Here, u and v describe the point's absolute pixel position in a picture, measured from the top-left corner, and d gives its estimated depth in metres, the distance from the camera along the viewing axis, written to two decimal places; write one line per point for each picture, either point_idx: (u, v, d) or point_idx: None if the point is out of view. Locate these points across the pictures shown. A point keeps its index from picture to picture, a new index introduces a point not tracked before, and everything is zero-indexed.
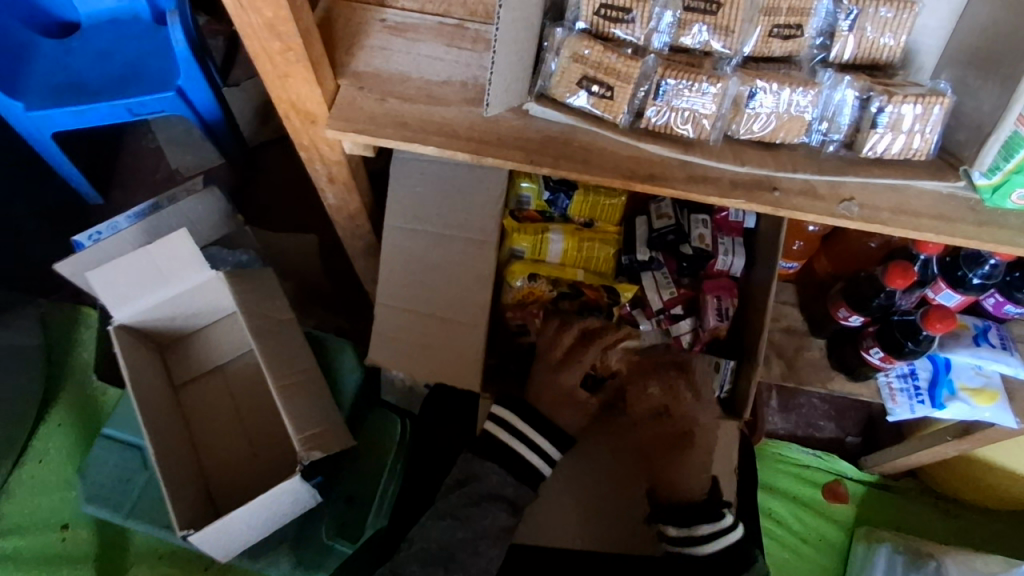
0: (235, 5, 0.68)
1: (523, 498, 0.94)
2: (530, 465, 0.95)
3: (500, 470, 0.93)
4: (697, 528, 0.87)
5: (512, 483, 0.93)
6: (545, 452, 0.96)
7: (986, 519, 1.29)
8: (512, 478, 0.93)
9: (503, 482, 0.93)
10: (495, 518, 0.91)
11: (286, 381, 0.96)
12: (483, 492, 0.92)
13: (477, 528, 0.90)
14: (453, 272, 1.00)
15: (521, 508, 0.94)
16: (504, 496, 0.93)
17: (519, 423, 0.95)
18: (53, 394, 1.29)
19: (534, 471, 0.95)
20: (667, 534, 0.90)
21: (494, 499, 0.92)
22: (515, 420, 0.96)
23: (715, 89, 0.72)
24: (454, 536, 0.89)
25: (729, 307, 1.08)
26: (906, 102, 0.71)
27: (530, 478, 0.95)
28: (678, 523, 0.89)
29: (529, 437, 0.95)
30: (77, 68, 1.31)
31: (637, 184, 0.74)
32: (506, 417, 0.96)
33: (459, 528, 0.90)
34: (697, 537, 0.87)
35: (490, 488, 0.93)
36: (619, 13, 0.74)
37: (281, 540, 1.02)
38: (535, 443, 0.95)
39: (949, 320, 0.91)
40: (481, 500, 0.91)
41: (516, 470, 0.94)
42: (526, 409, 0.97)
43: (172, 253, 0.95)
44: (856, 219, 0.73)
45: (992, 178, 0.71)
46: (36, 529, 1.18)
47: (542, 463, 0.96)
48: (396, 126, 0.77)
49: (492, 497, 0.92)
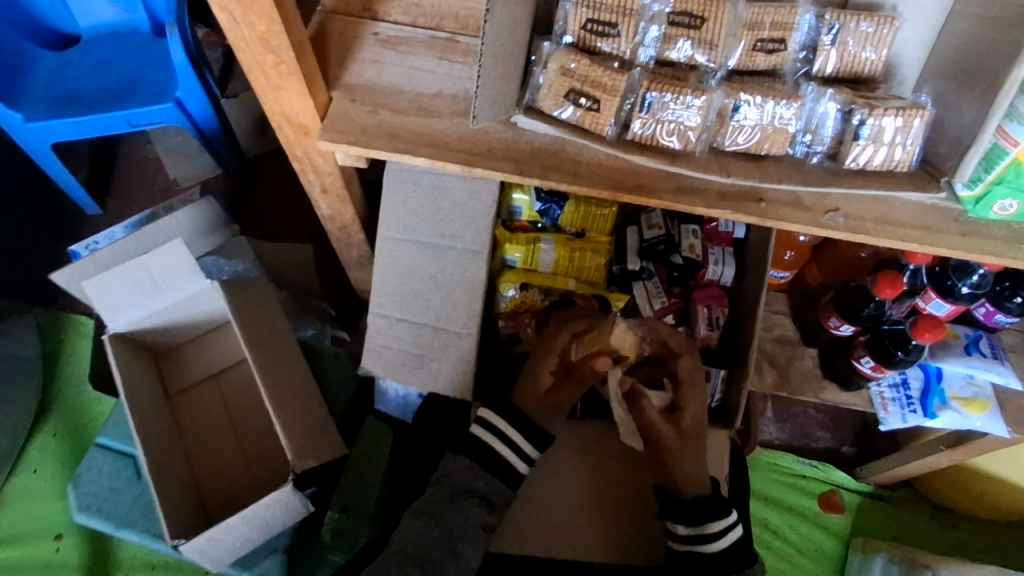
0: (228, 19, 0.69)
1: (498, 494, 0.94)
2: (504, 461, 0.95)
3: (470, 463, 0.94)
4: (709, 526, 0.90)
5: (484, 477, 0.93)
6: (520, 449, 0.95)
7: (980, 529, 1.29)
8: (481, 471, 0.93)
9: (474, 475, 0.93)
10: (469, 513, 0.91)
11: (280, 390, 0.96)
12: (456, 487, 0.92)
13: (450, 525, 0.90)
14: (445, 282, 1.00)
15: (498, 505, 0.93)
16: (477, 490, 0.92)
17: (497, 420, 0.96)
18: (48, 404, 1.30)
19: (509, 467, 0.95)
20: (677, 533, 0.92)
21: (468, 493, 0.92)
22: (493, 418, 0.96)
23: (700, 102, 0.73)
24: (428, 535, 0.90)
25: (720, 316, 1.08)
26: (887, 115, 0.72)
27: (504, 473, 0.95)
28: (689, 522, 0.91)
29: (504, 433, 0.95)
30: (77, 80, 1.33)
31: (626, 195, 0.75)
32: (487, 416, 0.96)
33: (434, 528, 0.90)
34: (709, 534, 0.90)
35: (462, 481, 0.93)
36: (605, 27, 0.76)
37: (271, 551, 1.05)
38: (509, 438, 0.95)
39: (938, 329, 0.92)
40: (457, 497, 0.92)
41: (488, 465, 0.94)
42: (518, 417, 0.96)
43: (165, 262, 0.96)
44: (841, 230, 0.73)
45: (974, 189, 0.72)
46: (30, 539, 1.18)
47: (518, 459, 0.96)
48: (387, 137, 0.78)
49: (467, 492, 0.92)
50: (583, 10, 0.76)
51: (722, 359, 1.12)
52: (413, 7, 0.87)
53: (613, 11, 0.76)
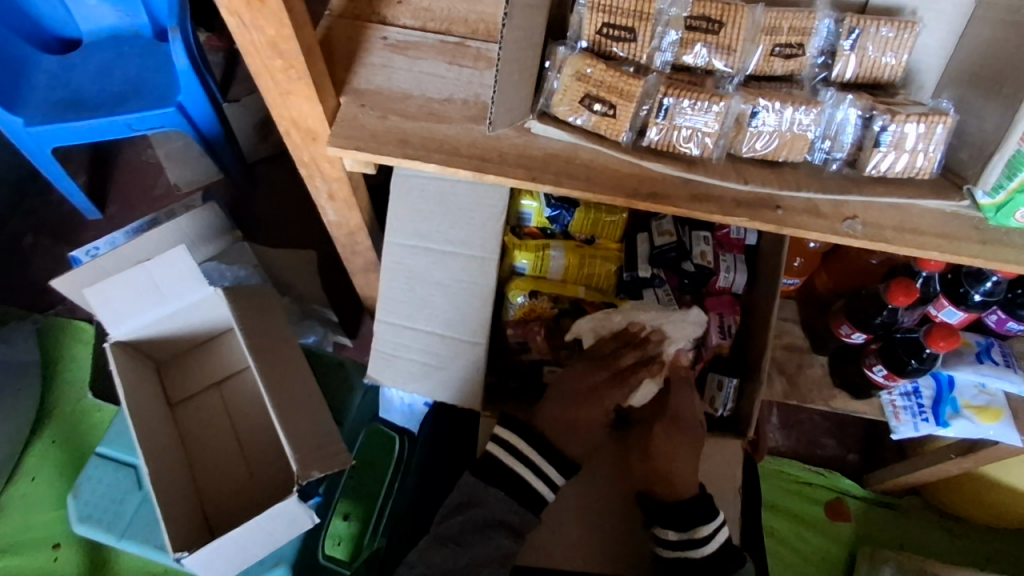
0: (237, 23, 0.67)
1: (526, 524, 0.91)
2: (533, 490, 0.92)
3: (504, 496, 0.91)
4: (698, 530, 0.88)
5: (517, 509, 0.91)
6: (549, 479, 0.93)
7: (989, 537, 1.28)
8: (515, 504, 0.91)
9: (508, 508, 0.91)
10: (500, 545, 0.88)
11: (284, 399, 0.94)
12: (487, 519, 0.90)
13: (478, 556, 0.87)
14: (453, 289, 0.99)
15: (523, 534, 0.91)
16: (507, 522, 0.90)
17: (529, 451, 0.93)
18: (47, 411, 1.28)
19: (536, 496, 0.93)
20: (667, 539, 0.89)
21: (498, 526, 0.90)
22: (524, 448, 0.93)
23: (717, 108, 0.72)
24: (455, 562, 0.87)
25: (731, 324, 1.08)
26: (909, 122, 0.71)
27: (533, 502, 0.92)
28: (678, 528, 0.89)
29: (536, 464, 0.93)
30: (78, 84, 1.31)
31: (640, 202, 0.73)
32: (511, 441, 0.94)
33: (461, 555, 0.87)
34: (699, 539, 0.88)
35: (495, 514, 0.90)
36: (621, 32, 0.75)
37: (276, 560, 1.00)
38: (541, 470, 0.93)
39: (952, 338, 0.90)
40: (485, 528, 0.89)
41: (519, 495, 0.92)
42: (542, 439, 0.95)
43: (170, 270, 0.94)
44: (860, 237, 0.72)
45: (995, 198, 0.71)
46: (25, 549, 1.15)
47: (545, 487, 0.93)
48: (397, 143, 0.76)
49: (497, 525, 0.89)
50: (598, 14, 0.75)
51: (732, 367, 1.10)
52: (422, 11, 0.86)
53: (629, 15, 0.74)
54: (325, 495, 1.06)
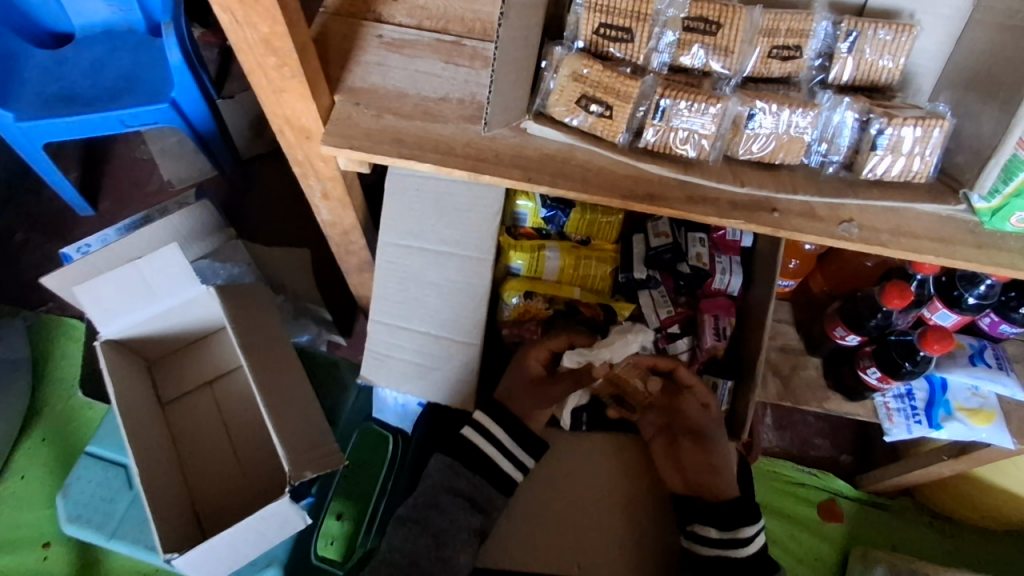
0: (230, 20, 0.67)
1: (482, 494, 0.91)
2: (487, 458, 0.93)
3: (450, 461, 0.93)
4: (740, 530, 0.88)
5: (466, 475, 0.92)
6: (506, 448, 0.94)
7: (981, 539, 1.28)
8: (465, 471, 0.92)
9: (456, 474, 0.92)
10: (454, 515, 0.88)
11: (275, 399, 0.93)
12: (439, 488, 0.90)
13: (436, 529, 0.87)
14: (448, 289, 0.98)
15: (484, 506, 0.91)
16: (460, 490, 0.91)
17: (481, 419, 0.95)
18: (37, 410, 1.27)
19: (491, 464, 0.93)
20: (707, 536, 0.88)
21: (451, 494, 0.90)
22: (483, 419, 0.95)
23: (714, 110, 0.72)
24: (416, 542, 0.86)
25: (726, 326, 1.07)
26: (906, 125, 0.71)
27: (488, 471, 0.93)
28: (720, 526, 0.88)
29: (488, 430, 0.94)
30: (69, 79, 1.30)
31: (636, 204, 0.73)
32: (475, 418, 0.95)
33: (421, 534, 0.87)
34: (740, 539, 0.88)
35: (443, 481, 0.91)
36: (618, 33, 0.75)
37: (269, 560, 1.02)
38: (491, 434, 0.94)
39: (947, 341, 0.90)
40: (440, 499, 0.89)
41: (469, 462, 0.93)
42: (510, 417, 0.95)
43: (160, 267, 0.93)
44: (856, 240, 0.72)
45: (990, 202, 0.70)
46: (14, 549, 1.14)
47: (501, 457, 0.94)
48: (392, 142, 0.75)
49: (450, 492, 0.90)
50: (595, 14, 0.74)
51: (728, 369, 1.10)
52: (418, 9, 0.86)
53: (627, 15, 0.74)
54: (319, 496, 1.08)
